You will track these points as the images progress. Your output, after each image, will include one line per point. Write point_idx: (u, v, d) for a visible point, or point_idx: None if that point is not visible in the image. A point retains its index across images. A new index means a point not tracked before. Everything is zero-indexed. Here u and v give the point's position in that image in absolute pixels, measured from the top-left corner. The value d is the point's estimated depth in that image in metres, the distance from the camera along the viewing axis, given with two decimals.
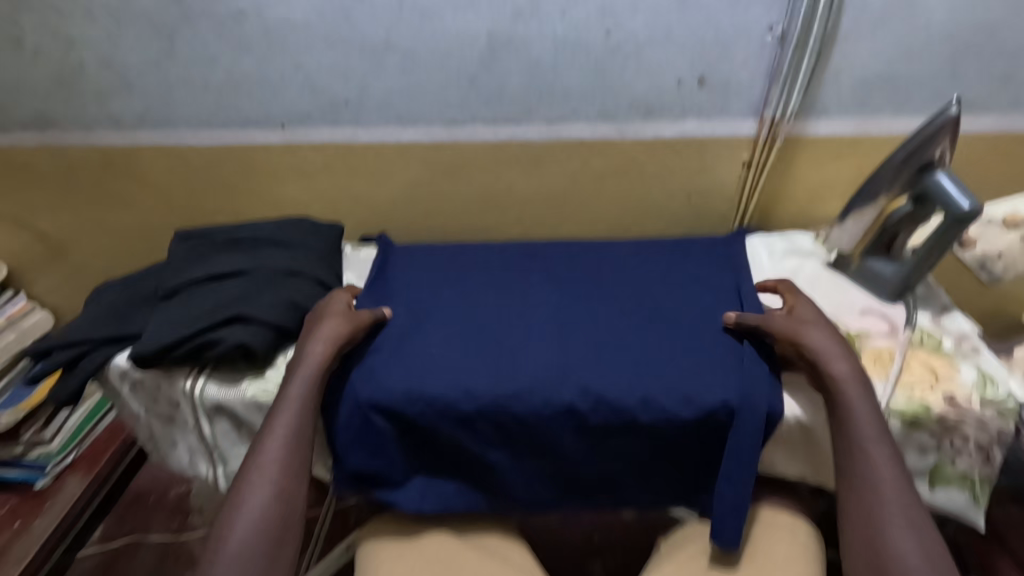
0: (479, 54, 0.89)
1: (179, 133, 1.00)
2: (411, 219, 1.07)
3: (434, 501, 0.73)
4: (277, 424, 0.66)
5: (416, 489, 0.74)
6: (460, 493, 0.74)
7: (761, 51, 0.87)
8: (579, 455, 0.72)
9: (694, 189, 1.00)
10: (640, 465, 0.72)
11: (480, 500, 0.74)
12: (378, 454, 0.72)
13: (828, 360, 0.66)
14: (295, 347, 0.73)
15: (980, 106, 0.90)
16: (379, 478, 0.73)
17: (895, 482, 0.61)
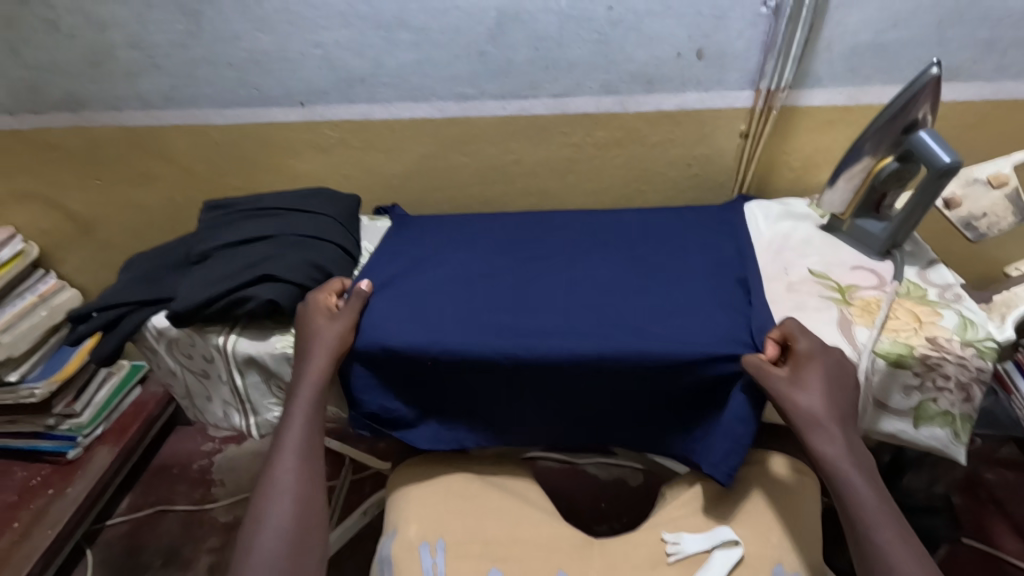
0: (486, 29, 0.93)
1: (204, 111, 1.07)
2: (423, 191, 1.13)
3: (447, 441, 0.81)
4: (296, 410, 0.72)
5: (429, 428, 0.81)
6: (470, 432, 0.81)
7: (756, 22, 0.90)
8: (584, 403, 0.77)
9: (693, 160, 1.05)
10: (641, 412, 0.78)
11: (487, 435, 0.81)
12: (392, 396, 0.79)
13: (825, 429, 0.64)
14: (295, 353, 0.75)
15: (965, 73, 0.93)
16: (394, 420, 0.80)
17: (906, 549, 0.59)
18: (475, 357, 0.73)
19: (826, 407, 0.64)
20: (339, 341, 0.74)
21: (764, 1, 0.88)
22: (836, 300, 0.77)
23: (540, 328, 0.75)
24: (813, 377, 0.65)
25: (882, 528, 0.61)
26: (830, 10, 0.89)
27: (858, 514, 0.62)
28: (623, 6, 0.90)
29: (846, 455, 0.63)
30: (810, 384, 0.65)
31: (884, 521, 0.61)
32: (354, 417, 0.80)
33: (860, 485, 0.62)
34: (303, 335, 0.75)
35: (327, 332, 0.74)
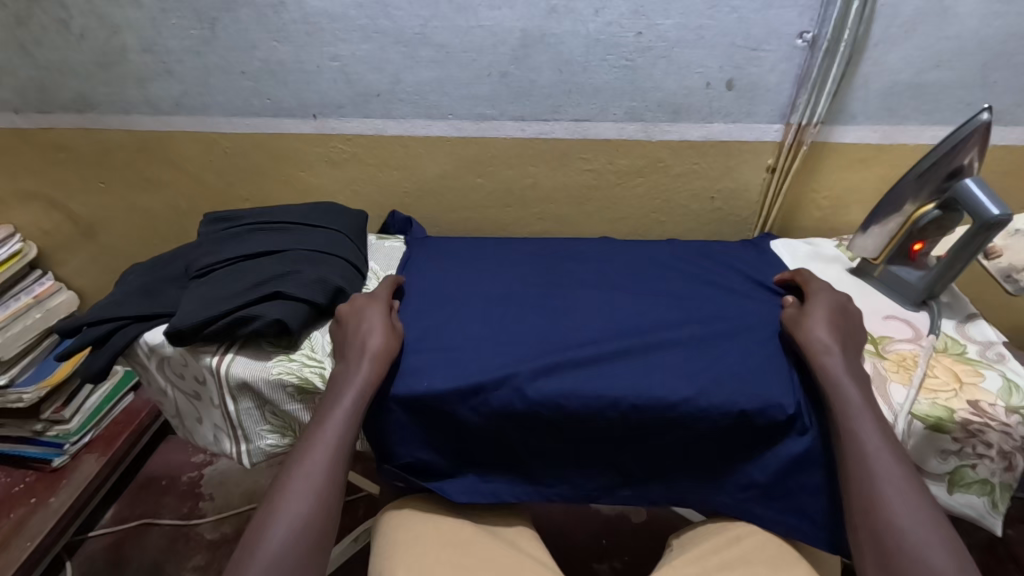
0: (510, 50, 0.90)
1: (214, 119, 1.04)
2: (435, 211, 1.09)
3: (483, 494, 0.75)
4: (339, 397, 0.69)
5: (465, 480, 0.76)
6: (510, 485, 0.76)
7: (790, 55, 0.86)
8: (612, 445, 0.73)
9: (718, 193, 1.01)
10: (678, 459, 0.73)
11: (524, 489, 0.76)
12: (425, 445, 0.76)
13: (827, 358, 0.67)
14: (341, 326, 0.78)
15: (1010, 118, 0.89)
16: (428, 469, 0.77)
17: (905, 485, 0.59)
18: (493, 397, 0.71)
19: (838, 352, 0.67)
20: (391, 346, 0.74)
21: (800, 34, 0.85)
22: (871, 352, 0.73)
23: (572, 373, 0.72)
24: (826, 324, 0.71)
25: (885, 480, 0.59)
26: (867, 47, 0.85)
27: (862, 462, 0.61)
28: (653, 33, 0.87)
29: (859, 405, 0.63)
30: (823, 332, 0.70)
31: (888, 475, 0.59)
32: (385, 469, 0.77)
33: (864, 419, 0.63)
34: (353, 331, 0.76)
35: (372, 336, 0.74)
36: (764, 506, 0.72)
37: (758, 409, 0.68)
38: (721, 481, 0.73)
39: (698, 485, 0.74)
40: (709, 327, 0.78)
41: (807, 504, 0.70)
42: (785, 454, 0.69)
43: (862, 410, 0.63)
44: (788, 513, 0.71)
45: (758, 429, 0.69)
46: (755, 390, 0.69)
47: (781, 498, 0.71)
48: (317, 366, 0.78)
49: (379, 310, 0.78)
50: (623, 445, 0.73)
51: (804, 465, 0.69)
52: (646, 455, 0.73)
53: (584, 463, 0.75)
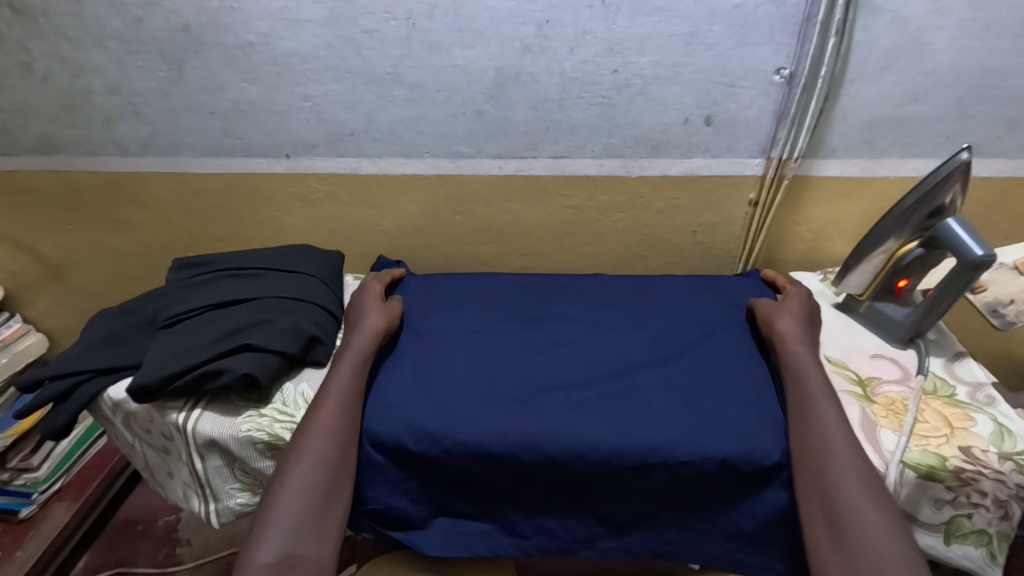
0: (486, 88, 0.89)
1: (184, 160, 1.01)
2: (414, 249, 1.07)
3: (458, 546, 0.72)
4: (336, 378, 0.72)
5: (440, 529, 0.73)
6: (486, 535, 0.73)
7: (768, 91, 0.86)
8: (597, 495, 0.70)
9: (700, 226, 0.99)
10: (664, 509, 0.70)
11: (504, 540, 0.73)
12: (401, 494, 0.72)
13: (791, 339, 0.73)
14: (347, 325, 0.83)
15: (988, 149, 0.88)
16: (403, 519, 0.73)
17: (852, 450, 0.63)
18: (471, 447, 0.68)
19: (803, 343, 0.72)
20: (382, 327, 0.80)
21: (776, 70, 0.84)
22: (857, 396, 0.71)
23: (556, 417, 0.69)
24: (795, 320, 0.76)
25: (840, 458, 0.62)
26: (843, 83, 0.85)
27: (819, 441, 0.64)
28: (630, 70, 0.86)
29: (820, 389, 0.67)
30: (792, 327, 0.75)
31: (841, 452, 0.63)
32: (357, 518, 0.74)
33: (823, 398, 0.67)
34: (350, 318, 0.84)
35: (371, 320, 0.81)
36: (752, 555, 0.69)
37: (749, 455, 0.65)
38: (712, 531, 0.70)
39: (687, 537, 0.71)
40: (696, 367, 0.76)
41: (801, 551, 0.68)
42: (775, 504, 0.67)
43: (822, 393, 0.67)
44: (779, 562, 0.69)
45: (746, 478, 0.67)
46: (746, 434, 0.66)
47: (773, 551, 0.68)
48: (289, 421, 0.74)
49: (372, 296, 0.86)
50: (607, 497, 0.70)
51: (796, 517, 0.66)
52: (632, 507, 0.71)
53: (569, 516, 0.72)
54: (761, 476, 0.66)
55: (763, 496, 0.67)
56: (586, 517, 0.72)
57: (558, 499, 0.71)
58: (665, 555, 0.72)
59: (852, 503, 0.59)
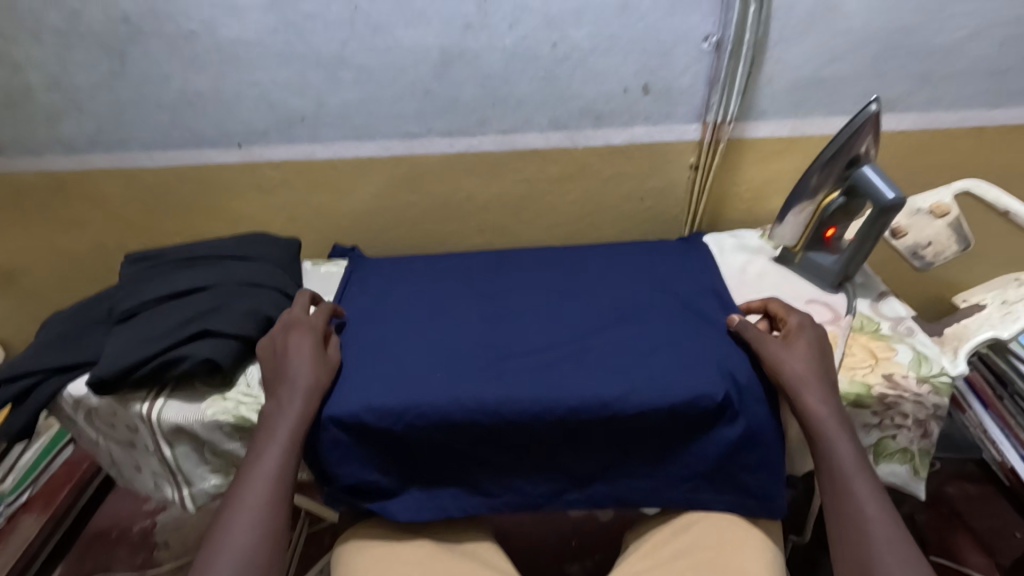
0: (431, 67, 0.91)
1: (132, 155, 1.00)
2: (372, 231, 1.08)
3: (431, 511, 0.75)
4: (259, 465, 0.66)
5: (411, 498, 0.76)
6: (457, 498, 0.76)
7: (700, 58, 0.90)
8: (558, 449, 0.74)
9: (647, 193, 1.04)
10: (621, 456, 0.75)
11: (474, 501, 0.76)
12: (370, 466, 0.75)
13: (813, 399, 0.66)
14: (269, 381, 0.73)
15: (904, 105, 0.95)
16: (374, 491, 0.76)
17: (897, 535, 0.58)
18: (433, 412, 0.71)
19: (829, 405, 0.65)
20: (315, 386, 0.72)
21: (706, 38, 0.88)
22: None
23: (513, 381, 0.73)
24: (811, 365, 0.68)
25: (883, 546, 0.58)
26: (768, 48, 0.90)
27: (860, 527, 0.59)
28: (568, 43, 0.89)
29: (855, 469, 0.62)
30: (808, 375, 0.67)
31: (885, 537, 0.58)
32: (330, 495, 0.77)
33: (860, 476, 0.62)
34: (277, 364, 0.74)
35: (301, 373, 0.72)
36: (704, 491, 0.74)
37: (693, 399, 0.70)
38: (668, 474, 0.74)
39: (645, 482, 0.75)
40: (644, 324, 0.80)
41: (751, 483, 0.73)
42: (721, 441, 0.71)
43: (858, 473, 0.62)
44: (730, 496, 0.74)
45: (694, 421, 0.71)
46: (690, 379, 0.71)
47: (724, 484, 0.74)
48: (254, 402, 0.76)
49: (309, 339, 0.76)
50: (568, 450, 0.74)
51: (742, 450, 0.72)
52: (591, 458, 0.75)
53: (534, 471, 0.75)
54: (706, 417, 0.71)
55: (711, 437, 0.72)
56: (550, 470, 0.75)
57: (522, 456, 0.75)
58: (629, 503, 0.76)
59: None
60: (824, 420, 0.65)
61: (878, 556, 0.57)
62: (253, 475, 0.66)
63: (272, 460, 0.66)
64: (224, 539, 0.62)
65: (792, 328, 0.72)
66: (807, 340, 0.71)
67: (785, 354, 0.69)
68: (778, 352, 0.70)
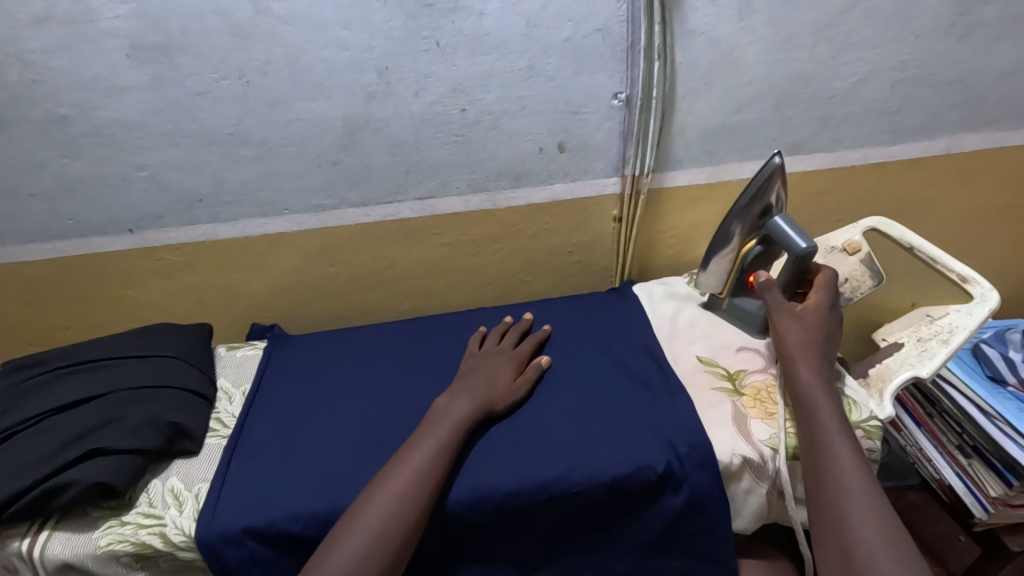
0: (337, 138, 0.87)
1: (8, 249, 0.91)
2: (291, 307, 1.02)
3: None
4: (415, 453, 0.66)
5: None
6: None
7: (611, 114, 0.91)
8: (499, 538, 0.70)
9: (574, 246, 1.03)
10: (564, 538, 0.71)
11: None
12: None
13: (796, 358, 0.71)
14: (456, 384, 0.77)
15: (807, 147, 0.98)
16: None
17: (866, 485, 0.60)
18: None
19: (809, 366, 0.70)
20: (491, 395, 0.74)
21: (614, 95, 0.89)
22: (728, 390, 0.76)
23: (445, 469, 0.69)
24: (806, 330, 0.73)
25: (856, 493, 0.59)
26: (676, 101, 0.91)
27: (832, 475, 0.61)
28: (478, 107, 0.87)
29: (833, 424, 0.64)
30: (800, 338, 0.72)
31: (858, 487, 0.60)
32: None
33: (835, 431, 0.64)
34: (470, 372, 0.78)
35: (489, 382, 0.76)
36: (653, 562, 0.72)
37: (633, 469, 0.67)
38: (617, 549, 0.71)
39: (593, 560, 0.72)
40: (579, 390, 0.78)
41: (699, 547, 0.71)
42: (664, 511, 0.69)
43: (835, 428, 0.64)
44: (680, 563, 0.72)
45: (635, 493, 0.69)
46: (629, 448, 0.69)
47: (674, 550, 0.71)
48: (155, 524, 0.67)
49: (506, 366, 0.79)
50: (510, 539, 0.70)
51: (689, 515, 0.69)
52: (534, 542, 0.70)
53: (479, 562, 0.70)
54: (646, 489, 0.69)
55: (655, 505, 0.70)
56: (494, 560, 0.70)
57: (458, 551, 0.70)
58: None
59: (868, 544, 0.56)
60: (810, 384, 0.68)
61: (851, 500, 0.59)
62: (404, 460, 0.66)
63: (431, 448, 0.67)
64: (354, 521, 0.61)
65: (809, 306, 0.75)
66: (821, 306, 0.75)
67: (778, 320, 0.75)
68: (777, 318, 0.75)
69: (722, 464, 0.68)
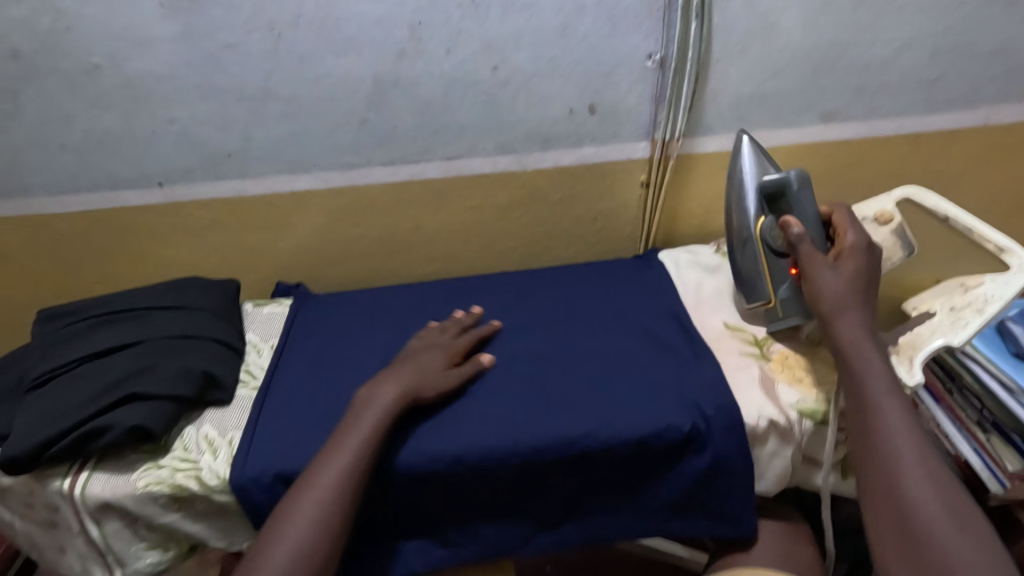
0: (367, 96, 0.86)
1: (39, 200, 0.91)
2: (316, 266, 1.02)
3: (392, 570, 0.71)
4: (337, 450, 0.64)
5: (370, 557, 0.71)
6: (421, 552, 0.72)
7: (643, 76, 0.89)
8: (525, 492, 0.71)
9: (600, 212, 1.02)
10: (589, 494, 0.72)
11: (437, 553, 0.72)
12: None
13: (841, 311, 0.68)
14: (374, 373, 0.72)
15: (841, 115, 0.96)
16: None
17: (918, 444, 0.60)
18: (388, 466, 0.67)
19: (856, 321, 0.67)
20: (413, 387, 0.70)
21: (648, 56, 0.88)
22: (756, 355, 0.77)
23: (472, 424, 0.70)
24: (845, 278, 0.69)
25: (909, 453, 0.59)
26: (710, 64, 0.89)
27: (886, 435, 0.61)
28: (509, 66, 0.86)
29: (884, 384, 0.63)
30: (839, 287, 0.69)
31: (912, 447, 0.60)
32: None
33: (886, 391, 0.63)
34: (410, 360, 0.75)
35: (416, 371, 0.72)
36: (675, 521, 0.73)
37: (660, 428, 0.68)
38: (641, 506, 0.72)
39: (616, 517, 0.73)
40: (605, 352, 0.78)
41: (721, 508, 0.72)
42: (687, 470, 0.70)
43: (886, 387, 0.63)
44: (702, 522, 0.73)
45: (660, 453, 0.70)
46: (656, 408, 0.69)
47: (696, 509, 0.72)
48: (191, 468, 0.69)
49: (438, 355, 0.75)
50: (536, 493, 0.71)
51: (713, 475, 0.70)
52: (559, 497, 0.72)
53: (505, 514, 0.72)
54: (671, 448, 0.69)
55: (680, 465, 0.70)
56: (519, 513, 0.72)
57: (484, 503, 0.71)
58: (600, 541, 0.73)
59: (923, 503, 0.57)
60: (858, 340, 0.66)
61: (904, 461, 0.59)
62: (327, 458, 0.63)
63: (350, 453, 0.63)
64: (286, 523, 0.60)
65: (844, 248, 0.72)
66: (852, 252, 0.71)
67: (813, 263, 0.71)
68: (810, 261, 0.71)
69: (749, 425, 0.69)
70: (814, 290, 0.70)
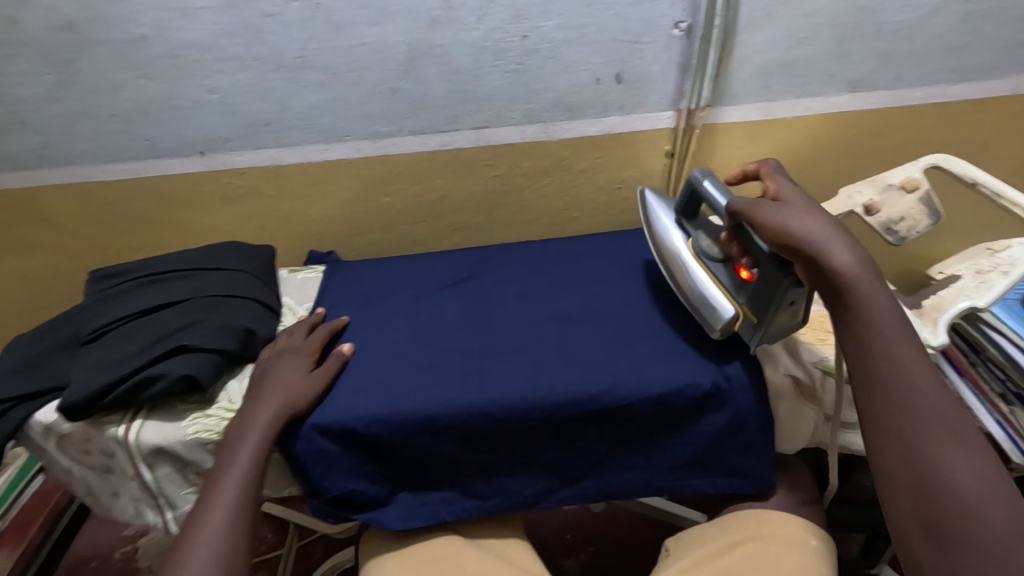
0: (399, 64, 0.88)
1: (87, 168, 0.96)
2: (347, 234, 1.06)
3: (421, 517, 0.74)
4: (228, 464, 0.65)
5: (401, 505, 0.75)
6: (447, 503, 0.75)
7: (669, 44, 0.90)
8: (551, 446, 0.73)
9: (624, 182, 1.04)
10: (613, 450, 0.74)
11: (465, 503, 0.75)
12: (357, 476, 0.73)
13: (833, 250, 0.58)
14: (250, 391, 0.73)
15: (869, 84, 0.96)
16: (363, 503, 0.74)
17: (938, 394, 0.53)
18: (420, 418, 0.70)
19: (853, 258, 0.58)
20: (290, 393, 0.71)
21: (675, 24, 0.88)
22: None
23: (499, 380, 0.72)
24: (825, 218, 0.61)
25: (928, 404, 0.52)
26: (738, 31, 0.89)
27: (905, 387, 0.53)
28: (538, 34, 0.88)
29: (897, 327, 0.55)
30: (821, 228, 0.60)
31: (932, 397, 0.52)
32: (314, 504, 0.74)
33: (898, 336, 0.55)
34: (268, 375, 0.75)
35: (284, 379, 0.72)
36: (694, 478, 0.75)
37: (683, 386, 0.70)
38: (662, 462, 0.75)
39: (639, 471, 0.75)
40: (629, 315, 0.80)
41: (740, 465, 0.74)
42: (707, 428, 0.72)
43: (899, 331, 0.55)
44: (721, 479, 0.75)
45: (682, 410, 0.71)
46: (678, 367, 0.71)
47: (716, 466, 0.74)
48: None
49: (298, 361, 0.75)
50: (561, 447, 0.74)
51: (733, 433, 0.72)
52: (585, 452, 0.74)
53: (531, 467, 0.75)
54: (694, 405, 0.71)
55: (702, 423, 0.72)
56: (545, 466, 0.75)
57: (511, 456, 0.74)
58: (621, 495, 0.76)
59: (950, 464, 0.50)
60: (860, 276, 0.57)
61: (924, 414, 0.52)
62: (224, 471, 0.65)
63: (235, 481, 0.64)
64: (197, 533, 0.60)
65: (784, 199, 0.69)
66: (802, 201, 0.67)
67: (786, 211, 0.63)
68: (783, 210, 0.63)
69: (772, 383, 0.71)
70: (792, 235, 0.61)
